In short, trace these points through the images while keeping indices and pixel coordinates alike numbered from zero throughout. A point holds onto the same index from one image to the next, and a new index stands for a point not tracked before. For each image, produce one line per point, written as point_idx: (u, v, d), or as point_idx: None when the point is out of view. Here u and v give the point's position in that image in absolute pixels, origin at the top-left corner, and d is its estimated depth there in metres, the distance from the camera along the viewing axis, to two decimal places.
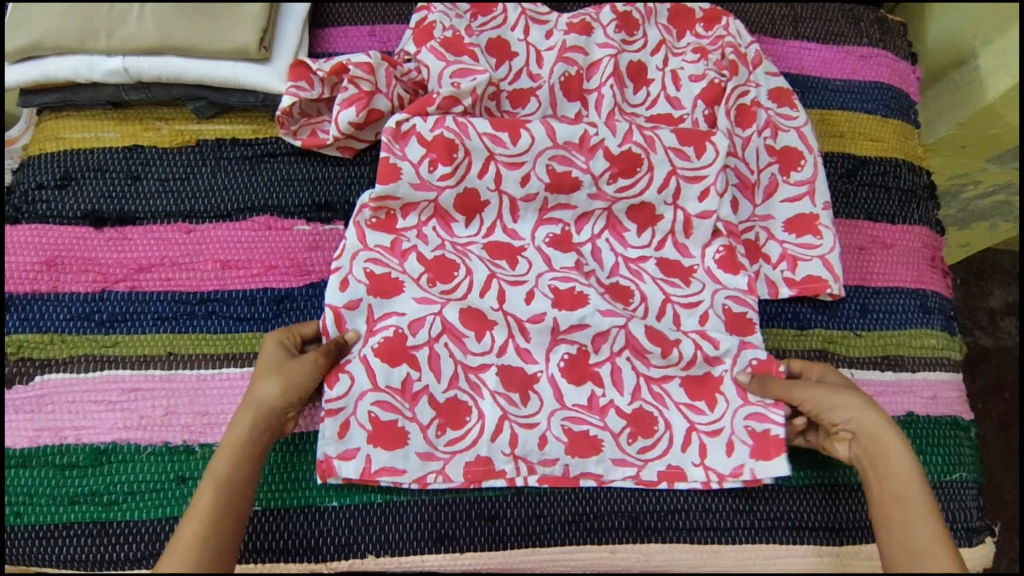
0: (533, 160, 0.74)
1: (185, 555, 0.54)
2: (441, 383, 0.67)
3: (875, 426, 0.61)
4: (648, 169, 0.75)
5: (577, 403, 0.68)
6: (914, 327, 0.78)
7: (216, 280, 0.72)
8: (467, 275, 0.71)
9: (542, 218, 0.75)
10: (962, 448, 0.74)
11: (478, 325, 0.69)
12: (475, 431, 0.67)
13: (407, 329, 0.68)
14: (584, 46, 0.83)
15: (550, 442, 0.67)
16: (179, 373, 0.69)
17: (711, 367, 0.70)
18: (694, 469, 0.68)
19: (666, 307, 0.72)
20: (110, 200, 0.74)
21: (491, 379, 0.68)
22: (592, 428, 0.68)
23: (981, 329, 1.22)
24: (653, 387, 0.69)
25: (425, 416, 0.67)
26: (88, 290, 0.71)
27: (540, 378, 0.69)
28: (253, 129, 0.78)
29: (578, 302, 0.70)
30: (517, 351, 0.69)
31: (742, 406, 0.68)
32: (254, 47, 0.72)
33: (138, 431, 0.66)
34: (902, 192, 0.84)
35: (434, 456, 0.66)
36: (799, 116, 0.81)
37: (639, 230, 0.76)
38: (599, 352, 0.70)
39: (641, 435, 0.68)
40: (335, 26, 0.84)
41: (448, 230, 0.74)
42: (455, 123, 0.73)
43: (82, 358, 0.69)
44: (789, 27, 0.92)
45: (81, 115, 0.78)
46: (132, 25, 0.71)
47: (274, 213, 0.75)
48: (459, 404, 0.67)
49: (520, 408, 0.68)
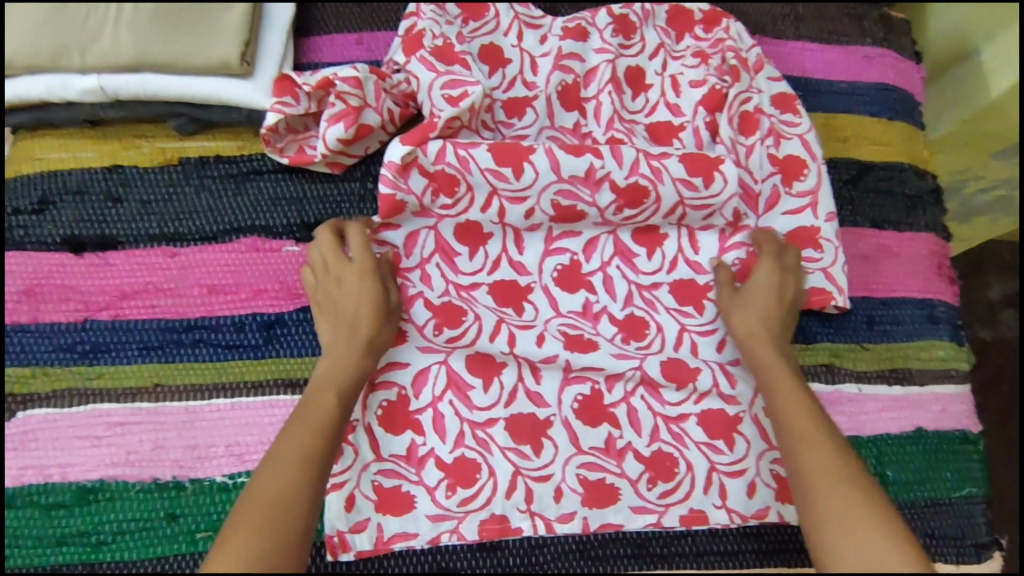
0: (537, 196, 0.72)
1: (295, 481, 0.53)
2: (446, 444, 0.66)
3: (761, 333, 0.67)
4: (656, 201, 0.73)
5: (594, 445, 0.67)
6: (922, 338, 0.77)
7: (203, 306, 0.69)
8: (476, 320, 0.70)
9: (549, 248, 0.74)
10: (971, 463, 0.73)
11: (484, 372, 0.67)
12: (487, 490, 0.65)
13: (408, 389, 0.67)
14: (581, 52, 0.80)
15: (565, 494, 0.66)
16: (166, 406, 0.66)
17: (726, 405, 0.69)
18: (717, 511, 0.67)
19: (682, 336, 0.71)
20: (89, 224, 0.71)
21: (500, 434, 0.66)
22: (609, 474, 0.66)
23: (980, 323, 1.21)
24: (672, 427, 0.68)
25: (432, 479, 0.65)
26: (69, 320, 0.68)
27: (552, 423, 0.67)
28: (238, 146, 0.75)
29: (589, 346, 0.70)
30: (528, 396, 0.68)
31: (764, 454, 0.68)
32: (235, 61, 0.68)
33: (125, 468, 0.64)
34: (908, 198, 0.82)
35: (447, 517, 0.65)
36: (802, 122, 0.79)
37: (649, 254, 0.74)
38: (613, 392, 0.69)
39: (661, 479, 0.67)
40: (321, 34, 0.81)
41: (452, 267, 0.72)
42: (455, 157, 0.70)
43: (66, 392, 0.66)
44: (791, 28, 0.88)
45: (58, 134, 0.74)
46: (105, 40, 0.67)
47: (262, 233, 0.72)
48: (467, 462, 0.65)
49: (531, 460, 0.66)
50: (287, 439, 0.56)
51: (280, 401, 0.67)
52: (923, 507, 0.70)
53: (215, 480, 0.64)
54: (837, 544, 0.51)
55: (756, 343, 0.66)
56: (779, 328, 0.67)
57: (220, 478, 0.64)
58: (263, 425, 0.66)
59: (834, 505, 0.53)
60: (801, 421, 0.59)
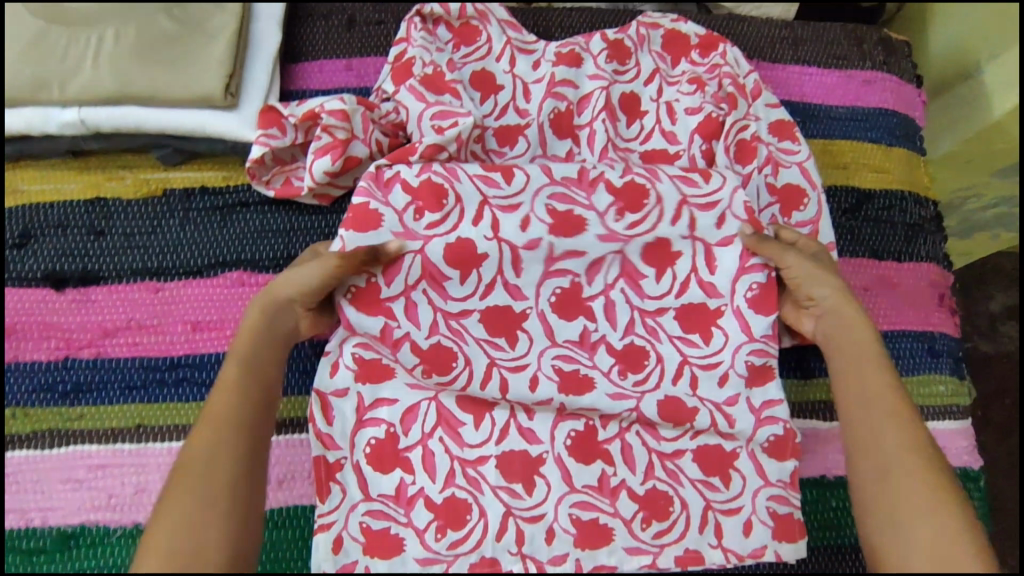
0: (531, 201, 0.71)
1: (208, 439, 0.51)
2: (436, 483, 0.64)
3: (843, 305, 0.65)
4: (657, 201, 0.72)
5: (587, 483, 0.65)
6: (922, 373, 0.75)
7: (187, 344, 0.68)
8: (466, 365, 0.68)
9: (549, 269, 0.70)
10: (972, 501, 0.72)
11: (475, 409, 0.66)
12: (478, 530, 0.63)
13: (397, 426, 0.65)
14: (575, 79, 0.78)
15: (557, 535, 0.64)
16: (149, 447, 0.65)
17: (724, 440, 0.67)
18: (712, 551, 0.65)
19: (683, 368, 0.69)
20: (71, 259, 0.70)
21: (491, 473, 0.64)
22: (602, 514, 0.64)
23: (980, 335, 1.19)
24: (667, 464, 0.66)
25: (422, 520, 0.63)
26: (50, 358, 0.67)
27: (545, 460, 0.65)
28: (223, 176, 0.73)
29: (584, 386, 0.68)
30: (520, 432, 0.66)
31: (759, 491, 0.66)
32: (219, 94, 0.67)
33: (107, 511, 0.63)
34: (909, 227, 0.80)
35: (436, 560, 0.62)
36: (802, 150, 0.77)
37: (657, 275, 0.71)
38: (607, 429, 0.67)
39: (655, 518, 0.65)
40: (309, 60, 0.79)
41: (441, 293, 0.69)
42: (443, 168, 0.71)
43: (46, 433, 0.65)
44: (789, 51, 0.86)
45: (40, 165, 0.72)
46: (87, 74, 0.66)
47: (247, 268, 0.71)
48: (458, 502, 0.64)
49: (523, 500, 0.64)
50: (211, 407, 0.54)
51: None
52: None
53: None
54: (924, 537, 0.49)
55: (842, 311, 0.65)
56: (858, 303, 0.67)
57: None
58: None
59: (914, 492, 0.52)
60: (892, 399, 0.57)
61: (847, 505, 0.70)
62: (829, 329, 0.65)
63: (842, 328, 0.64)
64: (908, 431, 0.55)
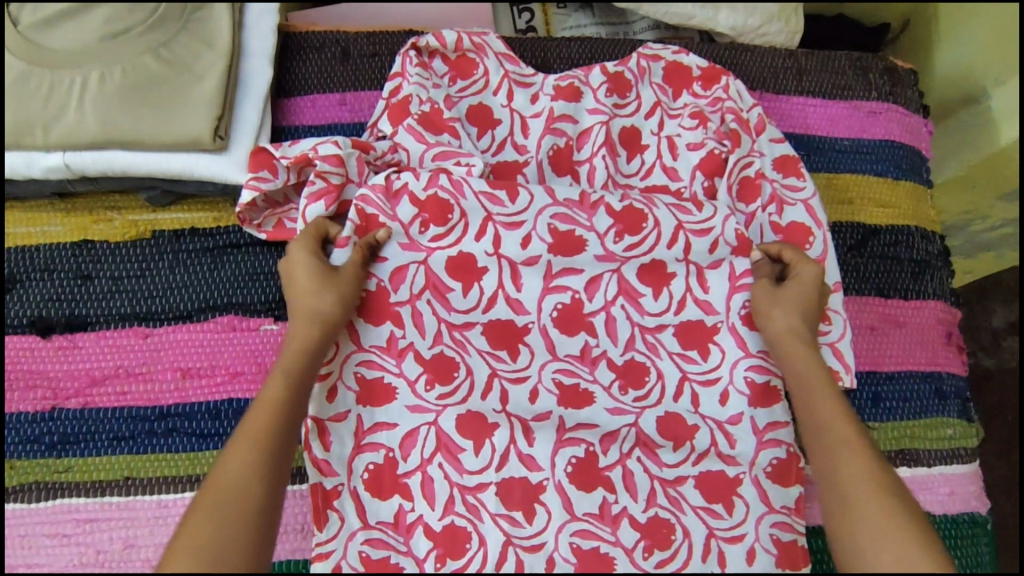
0: (533, 219, 0.70)
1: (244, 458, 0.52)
2: (436, 511, 0.63)
3: (791, 338, 0.64)
4: (654, 225, 0.71)
5: (588, 512, 0.63)
6: (930, 416, 0.74)
7: (177, 392, 0.66)
8: (467, 376, 0.66)
9: (548, 286, 0.69)
10: (980, 548, 0.70)
11: (475, 433, 0.64)
12: (478, 560, 0.62)
13: (397, 451, 0.64)
14: (574, 113, 0.77)
15: (557, 564, 0.62)
16: (138, 500, 0.63)
17: (726, 465, 0.66)
18: None
19: (683, 385, 0.68)
20: (58, 304, 0.68)
21: (491, 500, 0.63)
22: (603, 543, 0.63)
23: (984, 351, 1.17)
24: (669, 491, 0.65)
25: (421, 549, 0.62)
26: (36, 409, 0.65)
27: (546, 487, 0.64)
28: (214, 217, 0.72)
29: (584, 400, 0.67)
30: (521, 459, 0.64)
31: (762, 516, 0.65)
32: (208, 136, 0.65)
33: (94, 569, 0.61)
34: (916, 263, 0.79)
35: None
36: (807, 186, 0.75)
37: (655, 294, 0.70)
38: (608, 455, 0.65)
39: (658, 547, 0.63)
40: (302, 95, 0.77)
41: (445, 304, 0.68)
42: (449, 182, 0.69)
43: (33, 486, 0.63)
44: (793, 81, 0.84)
45: (25, 207, 0.71)
46: (70, 117, 0.64)
47: (238, 311, 0.69)
48: (458, 530, 0.62)
49: (524, 528, 0.63)
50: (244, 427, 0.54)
51: None
52: None
53: None
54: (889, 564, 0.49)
55: (791, 343, 0.64)
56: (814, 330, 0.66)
57: None
58: None
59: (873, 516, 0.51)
60: (842, 426, 0.57)
61: None
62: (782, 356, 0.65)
63: (792, 362, 0.63)
64: (860, 455, 0.55)
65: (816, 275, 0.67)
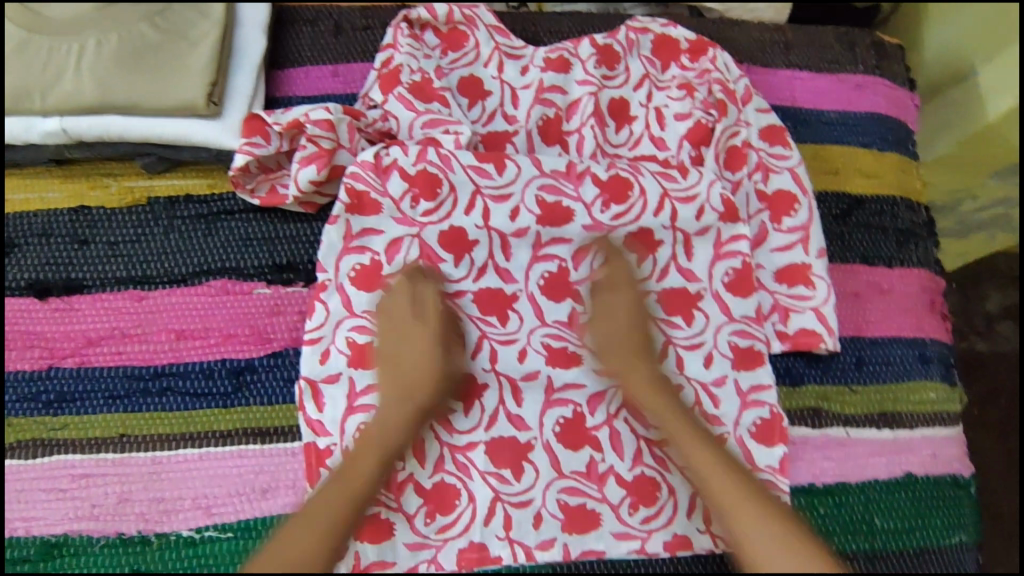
0: (521, 191, 0.70)
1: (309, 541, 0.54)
2: (426, 469, 0.64)
3: (632, 365, 0.64)
4: (641, 193, 0.72)
5: (575, 470, 0.65)
6: (913, 380, 0.75)
7: (171, 353, 0.68)
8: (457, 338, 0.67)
9: (536, 254, 0.70)
10: (962, 509, 0.71)
11: (464, 395, 0.66)
12: (467, 515, 0.63)
13: None
14: (563, 84, 0.78)
15: (544, 520, 0.64)
16: (132, 457, 0.65)
17: (710, 426, 0.67)
18: (700, 536, 0.64)
19: (668, 349, 0.69)
20: (55, 268, 0.69)
21: (480, 457, 0.64)
22: (589, 500, 0.64)
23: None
24: (655, 450, 0.66)
25: (411, 505, 0.63)
26: (33, 368, 0.67)
27: (534, 446, 0.65)
28: (209, 183, 0.73)
29: (572, 360, 0.68)
30: (509, 419, 0.66)
31: (748, 476, 0.66)
32: (202, 102, 0.67)
33: (90, 522, 0.63)
34: (900, 233, 0.80)
35: (425, 545, 0.62)
36: (792, 155, 0.76)
37: (639, 259, 0.71)
38: (595, 415, 0.66)
39: (643, 503, 0.65)
40: (296, 66, 0.78)
41: (437, 272, 0.68)
42: (438, 156, 0.70)
43: (28, 443, 0.65)
44: (781, 55, 0.86)
45: (23, 174, 0.72)
46: (68, 83, 0.67)
47: (231, 276, 0.70)
48: (446, 488, 0.64)
49: (512, 484, 0.64)
50: (315, 505, 0.57)
51: (251, 450, 0.65)
52: (913, 557, 0.69)
53: (181, 534, 0.63)
54: None
55: (616, 365, 0.64)
56: (639, 344, 0.65)
57: (187, 532, 0.63)
58: (232, 477, 0.64)
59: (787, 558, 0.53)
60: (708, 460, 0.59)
61: (835, 513, 0.69)
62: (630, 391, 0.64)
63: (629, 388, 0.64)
64: (742, 492, 0.57)
65: (625, 297, 0.66)
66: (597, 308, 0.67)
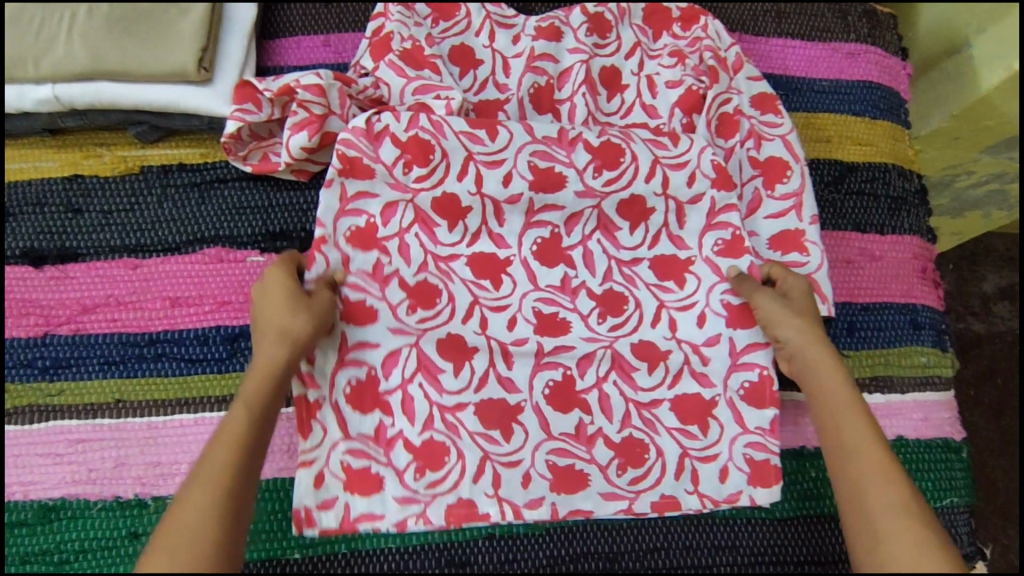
0: (514, 156, 0.70)
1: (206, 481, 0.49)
2: (415, 426, 0.64)
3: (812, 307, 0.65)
4: (632, 159, 0.71)
5: (564, 431, 0.65)
6: (903, 345, 0.75)
7: (165, 320, 0.68)
8: (449, 302, 0.67)
9: (529, 221, 0.70)
10: (954, 472, 0.72)
11: (456, 356, 0.66)
12: (455, 472, 0.63)
13: (380, 369, 0.65)
14: (554, 53, 0.78)
15: (533, 480, 0.64)
16: (128, 422, 0.65)
17: (701, 387, 0.67)
18: (689, 497, 0.65)
19: (661, 312, 0.69)
20: (50, 236, 0.70)
21: (469, 419, 0.64)
22: (578, 460, 0.64)
23: (974, 315, 1.11)
24: (644, 413, 0.66)
25: (400, 461, 0.63)
26: (29, 335, 0.67)
27: (523, 407, 0.65)
28: (201, 153, 0.73)
29: (560, 328, 0.68)
30: (499, 381, 0.66)
31: (737, 439, 0.66)
32: (192, 68, 0.68)
33: (87, 485, 0.63)
34: (892, 200, 0.80)
35: (414, 500, 0.63)
36: (784, 123, 0.76)
37: (631, 228, 0.71)
38: (586, 377, 0.67)
39: (631, 465, 0.65)
40: (286, 36, 0.79)
41: (431, 236, 0.69)
42: (430, 122, 0.69)
43: (26, 409, 0.65)
44: (773, 23, 0.86)
45: (17, 144, 0.73)
46: (59, 50, 0.67)
47: (226, 243, 0.70)
48: (436, 445, 0.63)
49: (501, 445, 0.64)
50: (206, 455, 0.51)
51: None
52: None
53: None
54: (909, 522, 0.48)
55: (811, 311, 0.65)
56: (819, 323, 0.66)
57: None
58: None
59: (886, 543, 0.48)
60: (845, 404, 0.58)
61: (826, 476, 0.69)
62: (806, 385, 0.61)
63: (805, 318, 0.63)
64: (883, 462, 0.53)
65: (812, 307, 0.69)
66: (792, 298, 0.65)
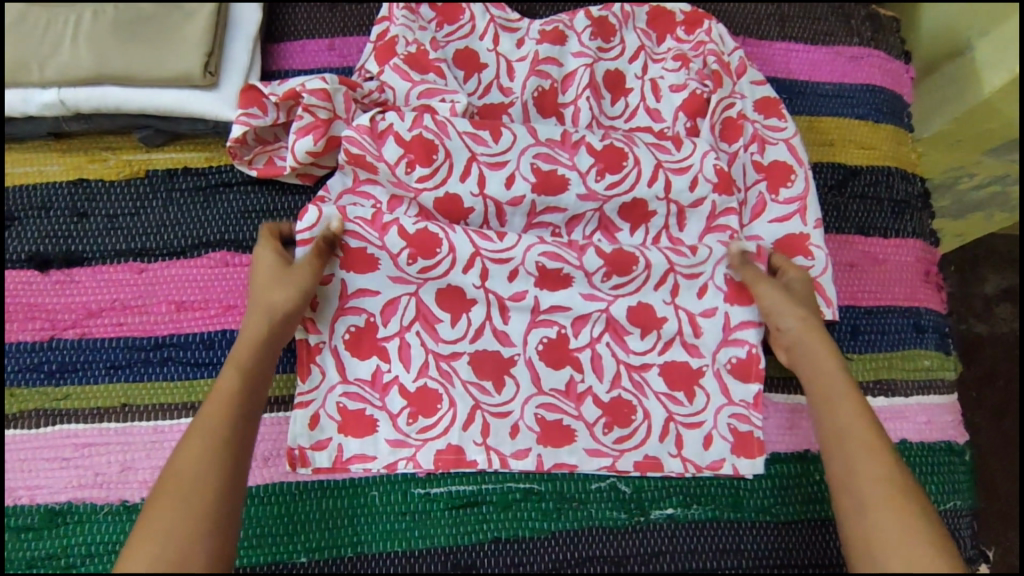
0: (517, 158, 0.70)
1: (199, 447, 0.52)
2: (411, 373, 0.66)
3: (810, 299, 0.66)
4: (635, 163, 0.71)
5: (554, 387, 0.67)
6: (906, 348, 0.75)
7: (170, 324, 0.68)
8: (450, 252, 0.66)
9: (531, 222, 0.70)
10: (957, 475, 0.72)
11: (453, 308, 0.67)
12: (446, 419, 0.65)
13: (378, 317, 0.67)
14: (558, 57, 0.78)
15: (521, 431, 0.66)
16: (134, 426, 0.65)
17: (691, 355, 0.68)
18: (672, 460, 0.66)
19: (667, 276, 0.69)
20: (55, 240, 0.70)
21: (464, 368, 0.66)
22: (566, 417, 0.66)
23: (975, 318, 1.12)
24: (633, 375, 0.68)
25: (395, 405, 0.66)
26: (35, 339, 0.67)
27: (517, 362, 0.67)
28: (206, 156, 0.73)
29: (560, 283, 0.68)
30: (494, 334, 0.67)
31: (723, 407, 0.67)
32: (197, 73, 0.68)
33: (93, 489, 0.63)
34: (895, 203, 0.80)
35: (405, 443, 0.65)
36: (788, 127, 0.76)
37: (632, 229, 0.72)
38: (579, 338, 0.68)
39: (617, 424, 0.66)
40: (292, 41, 0.79)
41: None
42: (433, 123, 0.69)
43: (33, 412, 0.65)
44: (776, 27, 0.87)
45: (23, 148, 0.73)
46: (64, 54, 0.68)
47: (231, 248, 0.70)
48: (429, 393, 0.66)
49: (492, 396, 0.66)
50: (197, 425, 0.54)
51: None
52: None
53: None
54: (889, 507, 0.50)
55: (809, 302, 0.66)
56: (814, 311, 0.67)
57: None
58: None
59: (868, 512, 0.51)
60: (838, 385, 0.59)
61: None
62: (796, 360, 0.62)
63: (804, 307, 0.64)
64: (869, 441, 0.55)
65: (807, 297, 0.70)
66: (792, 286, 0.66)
